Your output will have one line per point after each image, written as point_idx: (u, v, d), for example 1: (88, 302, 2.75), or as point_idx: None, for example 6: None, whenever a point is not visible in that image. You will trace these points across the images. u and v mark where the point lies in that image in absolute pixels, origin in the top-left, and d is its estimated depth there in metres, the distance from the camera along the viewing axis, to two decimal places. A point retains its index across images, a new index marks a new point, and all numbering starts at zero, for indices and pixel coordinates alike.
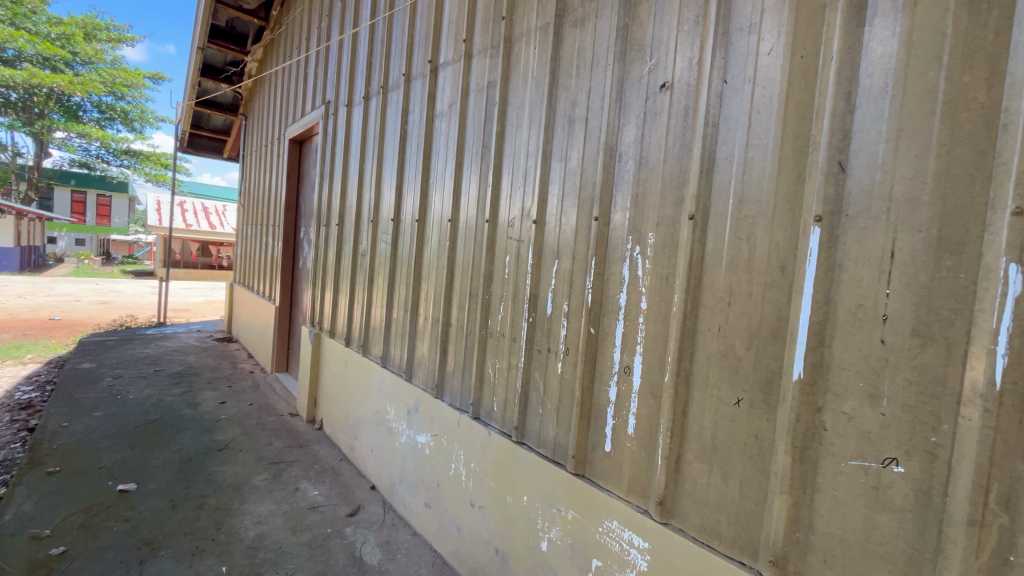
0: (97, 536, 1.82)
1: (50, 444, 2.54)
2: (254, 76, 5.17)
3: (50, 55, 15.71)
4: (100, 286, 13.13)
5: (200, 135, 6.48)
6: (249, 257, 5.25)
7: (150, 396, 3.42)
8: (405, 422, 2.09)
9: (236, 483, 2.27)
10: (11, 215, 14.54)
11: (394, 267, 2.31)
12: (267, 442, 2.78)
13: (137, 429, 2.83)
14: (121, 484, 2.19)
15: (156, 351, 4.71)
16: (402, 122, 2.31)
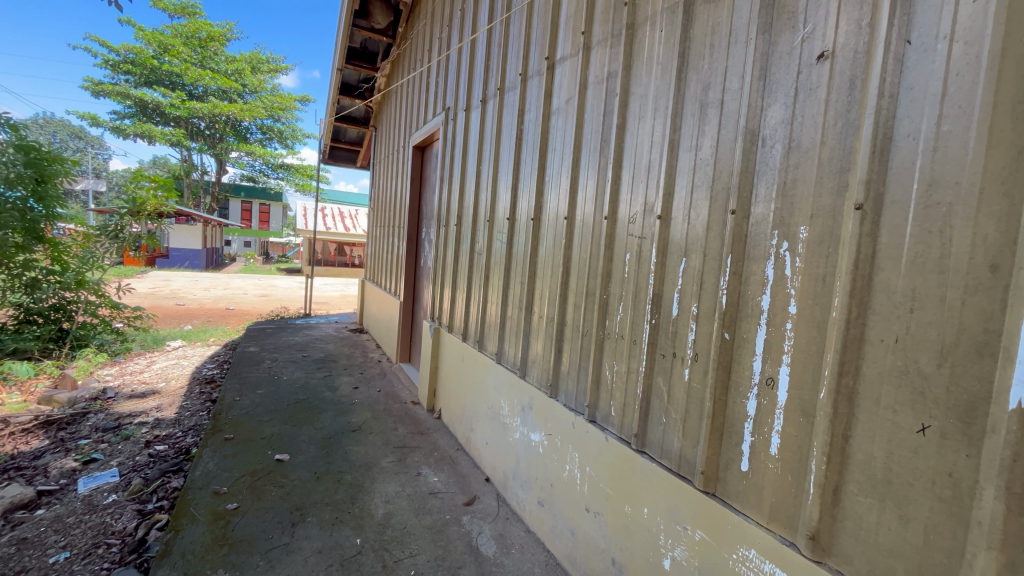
0: (260, 497, 2.12)
1: (226, 414, 3.02)
2: (382, 90, 5.65)
3: (227, 88, 18.86)
4: (261, 281, 15.50)
5: (339, 147, 7.26)
6: (378, 256, 5.75)
7: (299, 378, 3.92)
8: (520, 419, 2.11)
9: (367, 463, 2.49)
10: (200, 222, 17.78)
11: (509, 266, 2.34)
12: (392, 427, 3.01)
13: (289, 407, 3.25)
14: (278, 454, 2.54)
15: (303, 339, 5.39)
16: (518, 122, 2.33)
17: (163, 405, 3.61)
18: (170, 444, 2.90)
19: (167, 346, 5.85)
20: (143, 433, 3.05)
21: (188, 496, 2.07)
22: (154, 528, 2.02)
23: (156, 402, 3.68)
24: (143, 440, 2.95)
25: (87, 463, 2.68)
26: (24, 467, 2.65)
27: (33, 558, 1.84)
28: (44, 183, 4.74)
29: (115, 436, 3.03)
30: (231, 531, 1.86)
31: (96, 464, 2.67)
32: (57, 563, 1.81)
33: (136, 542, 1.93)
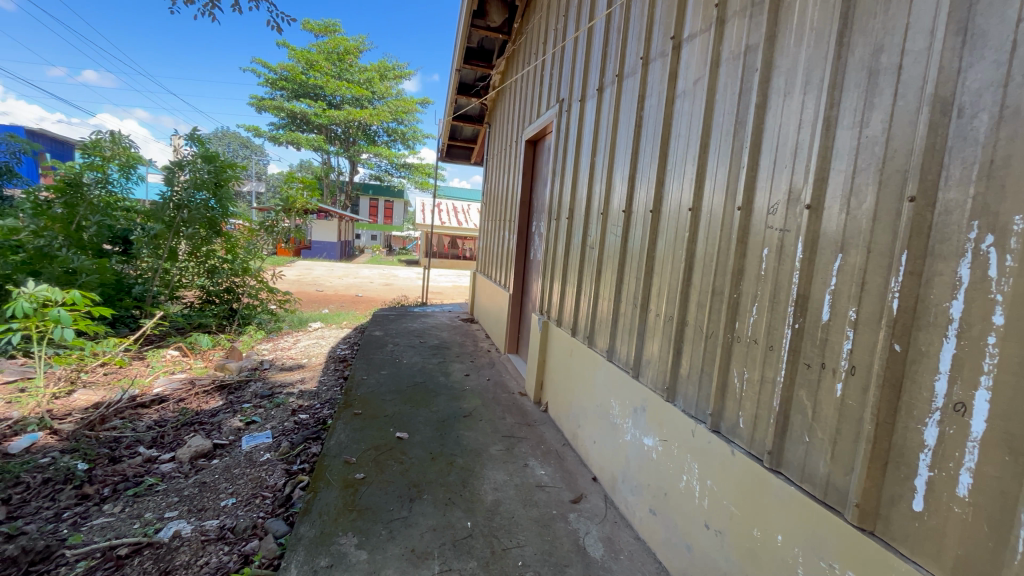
0: (383, 470, 2.30)
1: (356, 391, 3.35)
2: (497, 87, 5.79)
3: (360, 96, 20.85)
4: (384, 271, 16.99)
5: (455, 145, 7.62)
6: (489, 249, 5.93)
7: (417, 363, 4.20)
8: (632, 420, 2.02)
9: (477, 449, 2.58)
10: (335, 218, 19.99)
11: (623, 260, 2.25)
12: (501, 415, 3.09)
13: (408, 388, 3.50)
14: (399, 432, 2.74)
15: (421, 326, 5.78)
16: (638, 109, 2.21)
17: (306, 379, 4.12)
18: (311, 414, 3.30)
19: (309, 326, 6.67)
20: (290, 402, 3.51)
21: (324, 462, 2.33)
22: (298, 487, 2.30)
23: (301, 376, 4.21)
24: (290, 408, 3.39)
25: (249, 423, 3.15)
26: (205, 422, 3.20)
27: (210, 500, 2.21)
28: (222, 187, 5.63)
29: (270, 402, 3.53)
30: (359, 498, 2.05)
31: (255, 425, 3.12)
32: (226, 507, 2.15)
33: (284, 497, 2.21)
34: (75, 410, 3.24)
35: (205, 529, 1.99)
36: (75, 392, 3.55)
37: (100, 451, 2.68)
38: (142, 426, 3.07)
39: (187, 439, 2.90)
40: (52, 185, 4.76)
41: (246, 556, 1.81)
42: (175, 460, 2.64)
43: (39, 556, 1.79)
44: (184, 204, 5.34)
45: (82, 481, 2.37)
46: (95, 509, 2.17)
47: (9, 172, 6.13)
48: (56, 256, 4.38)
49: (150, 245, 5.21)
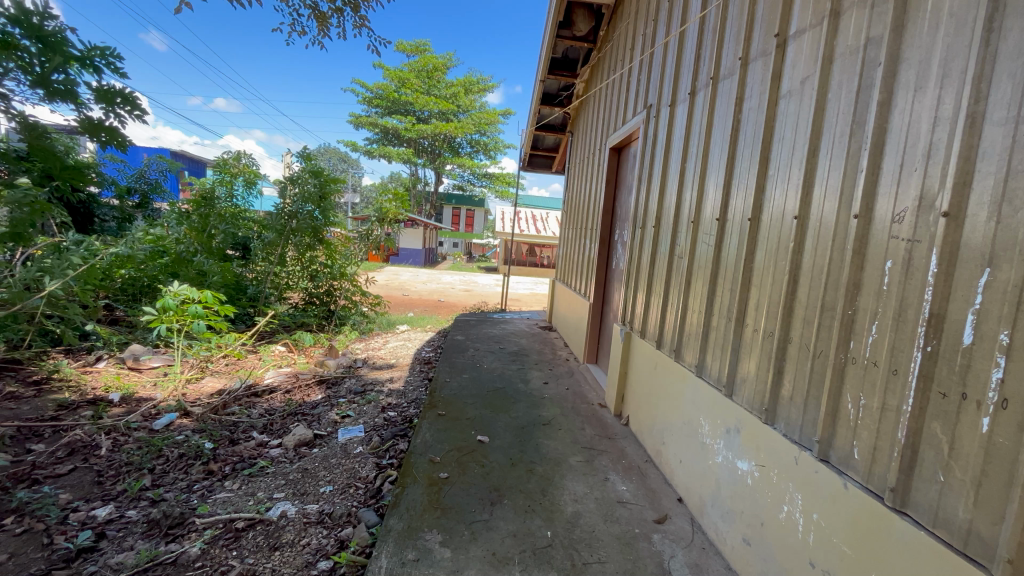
0: (465, 471, 2.37)
1: (440, 393, 3.49)
2: (580, 96, 5.79)
3: (446, 111, 21.88)
4: (464, 277, 17.61)
5: (537, 154, 7.72)
6: (569, 258, 5.90)
7: (497, 368, 4.28)
8: (724, 441, 1.90)
9: (557, 458, 2.57)
10: (421, 226, 21.08)
11: (717, 271, 2.13)
12: (581, 426, 3.05)
13: (489, 393, 3.57)
14: (480, 435, 2.80)
15: (500, 332, 5.88)
16: (735, 112, 2.10)
17: (394, 379, 4.36)
18: (399, 412, 3.48)
19: (396, 329, 7.06)
20: (380, 399, 3.73)
21: (411, 459, 2.45)
22: (387, 481, 2.43)
23: (389, 375, 4.47)
24: (380, 405, 3.61)
25: (343, 417, 3.40)
26: (307, 413, 3.50)
27: (311, 486, 2.41)
28: (325, 199, 6.18)
29: (362, 398, 3.79)
30: (443, 497, 2.13)
31: (349, 419, 3.37)
32: (325, 493, 2.33)
33: (375, 489, 2.35)
34: (203, 395, 3.71)
35: (307, 512, 2.17)
36: (203, 379, 4.06)
37: (222, 433, 3.04)
38: (255, 413, 3.44)
39: (292, 428, 3.19)
40: (191, 199, 5.57)
41: (341, 541, 1.95)
42: (283, 446, 2.91)
43: (175, 521, 2.07)
44: (293, 214, 5.94)
45: (208, 459, 2.70)
46: (218, 484, 2.45)
47: (157, 188, 7.15)
48: (193, 261, 5.08)
49: (265, 251, 5.84)
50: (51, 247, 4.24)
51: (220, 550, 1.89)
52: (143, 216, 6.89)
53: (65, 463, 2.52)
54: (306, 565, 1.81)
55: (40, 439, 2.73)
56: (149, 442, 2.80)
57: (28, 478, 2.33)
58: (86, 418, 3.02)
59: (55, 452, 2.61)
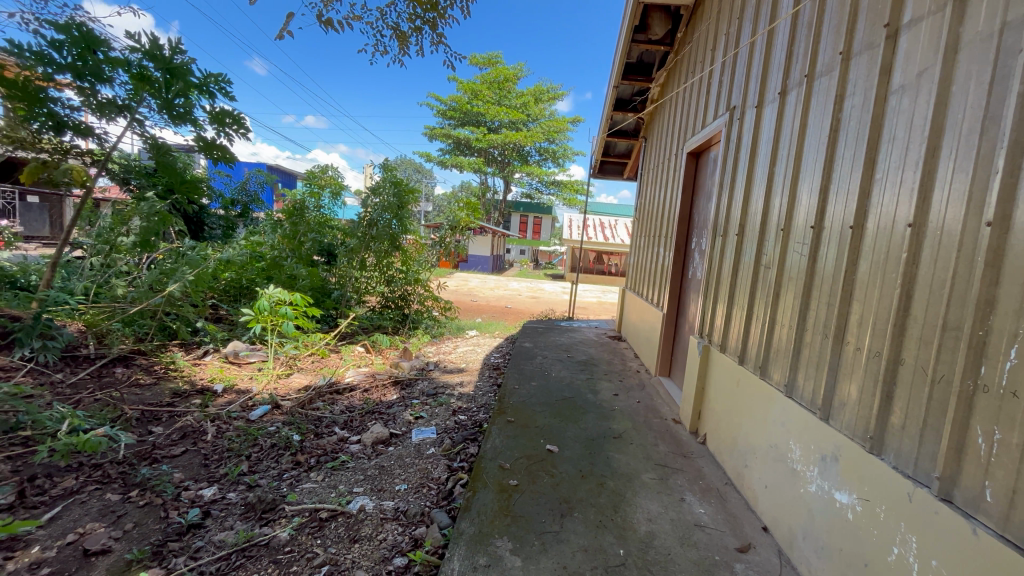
0: (535, 480, 2.36)
1: (508, 399, 3.51)
2: (656, 100, 5.64)
3: (516, 120, 22.26)
4: (530, 284, 17.73)
5: (608, 161, 7.60)
6: (640, 266, 5.73)
7: (566, 377, 4.24)
8: (818, 469, 1.74)
9: (628, 474, 2.49)
10: (490, 233, 21.56)
11: (811, 282, 1.96)
12: (654, 442, 2.93)
13: (557, 402, 3.54)
14: (549, 444, 2.78)
15: (568, 340, 5.83)
16: (834, 111, 1.93)
17: (464, 383, 4.45)
18: (469, 416, 3.55)
19: (466, 334, 7.21)
20: (451, 403, 3.83)
21: (481, 464, 2.48)
22: (458, 483, 2.48)
23: (460, 379, 4.58)
24: (451, 408, 3.70)
25: (417, 418, 3.52)
26: (383, 412, 3.67)
27: (387, 482, 2.52)
28: (403, 209, 6.50)
29: (435, 401, 3.91)
30: (513, 505, 2.13)
31: (422, 420, 3.48)
32: (400, 491, 2.42)
33: (446, 491, 2.41)
34: (292, 390, 4.01)
35: (384, 508, 2.26)
36: (292, 375, 4.40)
37: (308, 427, 3.26)
38: (337, 409, 3.66)
39: (370, 425, 3.35)
40: (285, 209, 6.08)
41: (416, 540, 2.01)
42: (362, 442, 3.07)
43: (268, 506, 2.24)
44: (373, 223, 6.30)
45: (297, 449, 2.90)
46: (304, 475, 2.63)
47: (255, 199, 7.90)
48: (285, 266, 5.54)
49: (348, 257, 6.25)
50: (172, 253, 4.82)
51: (306, 538, 2.02)
52: (244, 226, 7.64)
53: (179, 445, 2.82)
54: (382, 560, 1.89)
55: (159, 422, 3.08)
56: (246, 431, 3.07)
57: (149, 457, 2.64)
58: (196, 406, 3.37)
59: (170, 435, 2.93)
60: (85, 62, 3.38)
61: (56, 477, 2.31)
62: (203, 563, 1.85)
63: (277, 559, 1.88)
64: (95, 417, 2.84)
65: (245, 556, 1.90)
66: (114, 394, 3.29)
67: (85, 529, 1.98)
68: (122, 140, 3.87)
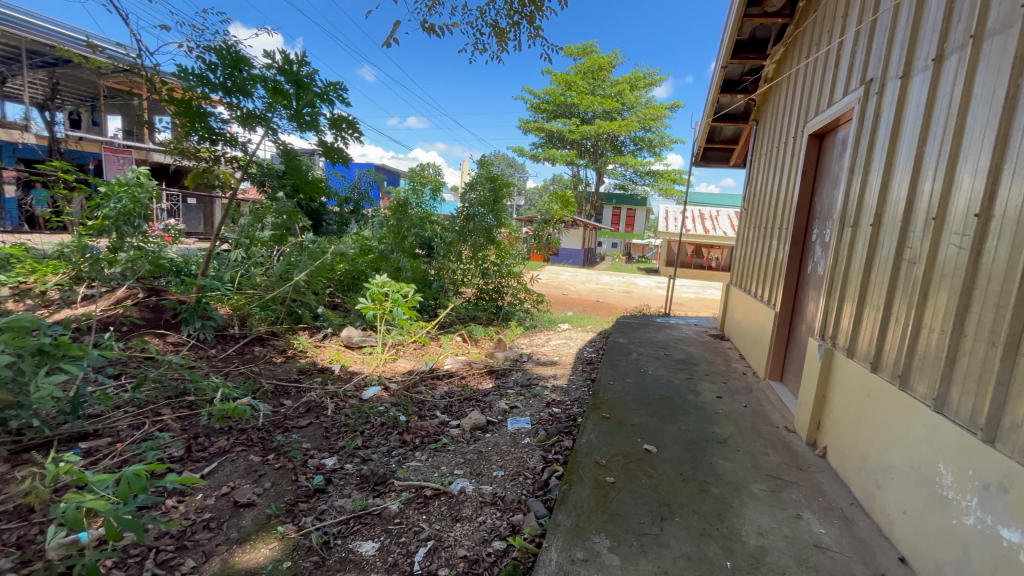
0: (632, 479, 2.30)
1: (603, 395, 3.45)
2: (771, 79, 5.14)
3: (610, 109, 21.70)
4: (622, 278, 17.24)
5: (713, 148, 7.09)
6: (748, 261, 5.30)
7: (663, 375, 4.06)
8: (978, 500, 1.49)
9: (735, 482, 2.33)
10: (581, 226, 21.33)
11: (972, 281, 1.67)
12: (764, 450, 2.71)
13: (654, 401, 3.41)
14: (647, 444, 2.69)
15: (665, 337, 5.58)
16: (1013, 77, 1.61)
17: (558, 376, 4.46)
18: (563, 409, 3.56)
19: (558, 327, 7.21)
20: (545, 395, 3.87)
21: (577, 458, 2.47)
22: (554, 475, 2.50)
23: (553, 372, 4.60)
24: (545, 400, 3.73)
25: (512, 407, 3.61)
26: (480, 400, 3.80)
27: (486, 468, 2.61)
28: (498, 203, 6.65)
29: (529, 392, 3.97)
30: (610, 502, 2.10)
31: (517, 410, 3.56)
32: (497, 477, 2.50)
33: (542, 481, 2.44)
34: (397, 374, 4.31)
35: (482, 492, 2.35)
36: (397, 360, 4.72)
37: (413, 409, 3.49)
38: (437, 394, 3.87)
39: (468, 411, 3.50)
40: (392, 206, 6.53)
41: (514, 526, 2.07)
42: (461, 427, 3.22)
43: (379, 479, 2.45)
44: (470, 218, 6.54)
45: (403, 429, 3.13)
46: (410, 453, 2.82)
47: (366, 197, 8.57)
48: (391, 259, 5.96)
49: (447, 250, 6.56)
50: (299, 247, 5.43)
51: (413, 512, 2.17)
52: (356, 221, 8.34)
53: (305, 417, 3.16)
54: (482, 542, 1.97)
55: (289, 396, 3.49)
56: (360, 409, 3.36)
57: (282, 426, 3.00)
58: (318, 383, 3.77)
59: (299, 408, 3.31)
60: (234, 79, 3.92)
61: (212, 437, 2.72)
62: (327, 525, 2.07)
63: (389, 529, 2.05)
64: (241, 388, 3.30)
65: (361, 523, 2.09)
66: (254, 369, 3.79)
67: (234, 484, 2.30)
68: (260, 147, 4.40)
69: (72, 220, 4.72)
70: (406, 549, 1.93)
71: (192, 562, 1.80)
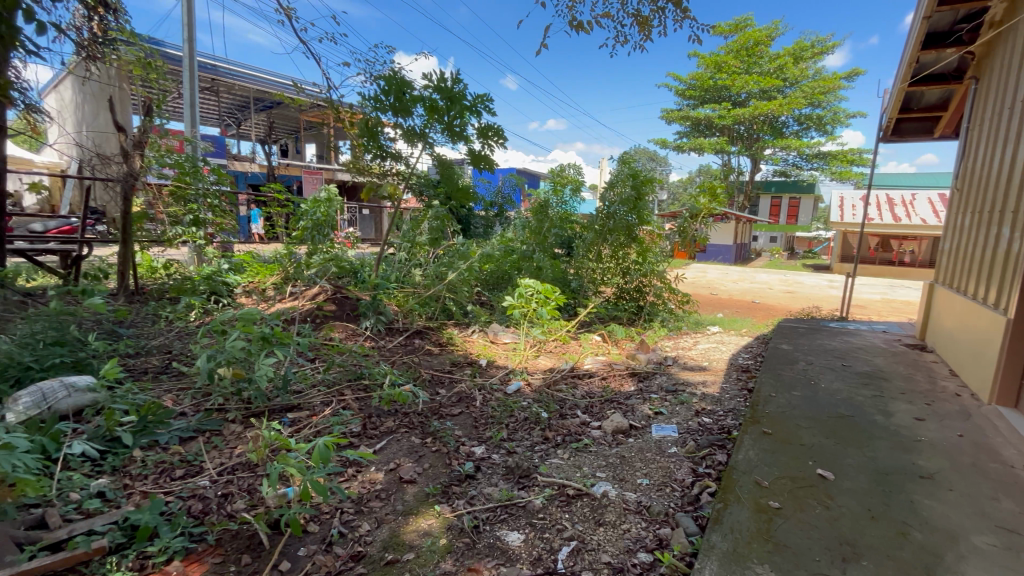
0: (802, 509, 2.00)
1: (763, 408, 3.07)
2: (999, 23, 4.03)
3: (769, 87, 19.36)
4: (785, 277, 15.22)
5: (910, 118, 5.85)
6: (962, 254, 4.24)
7: (841, 390, 3.46)
8: None
9: (948, 530, 1.87)
10: (733, 219, 19.43)
11: None
12: (991, 495, 2.13)
13: (830, 419, 2.93)
14: (821, 469, 2.32)
15: (842, 345, 4.77)
16: None
17: (708, 383, 4.12)
18: (715, 419, 3.27)
19: (707, 329, 6.67)
20: (694, 403, 3.60)
21: (733, 475, 2.25)
22: (706, 491, 2.31)
23: (703, 378, 4.26)
24: (694, 409, 3.47)
25: (656, 413, 3.43)
26: (621, 403, 3.70)
27: (629, 474, 2.53)
28: (640, 200, 6.38)
29: (675, 398, 3.73)
30: (775, 530, 1.86)
31: (662, 417, 3.37)
32: (642, 485, 2.40)
33: (692, 496, 2.27)
34: (539, 371, 4.42)
35: (627, 499, 2.28)
36: (539, 357, 4.83)
37: (555, 407, 3.54)
38: (578, 394, 3.86)
39: (610, 413, 3.43)
40: (534, 207, 6.72)
41: (661, 540, 1.97)
42: (602, 429, 3.17)
43: (524, 473, 2.53)
44: (610, 216, 6.38)
45: (546, 426, 3.19)
46: (553, 450, 2.87)
47: (509, 200, 9.00)
48: (533, 259, 6.14)
49: (587, 248, 6.52)
50: (450, 249, 5.91)
51: (557, 509, 2.20)
52: (500, 224, 8.79)
53: (457, 406, 3.43)
54: (627, 551, 1.91)
55: (444, 386, 3.81)
56: (505, 403, 3.52)
57: (438, 412, 3.29)
58: (468, 375, 4.05)
59: (452, 397, 3.59)
60: (398, 102, 4.42)
61: (382, 417, 3.10)
62: (476, 510, 2.21)
63: (533, 523, 2.11)
64: (405, 376, 3.71)
65: (507, 513, 2.19)
66: (414, 360, 4.24)
67: (399, 461, 2.59)
68: (419, 160, 4.90)
69: (283, 231, 5.84)
70: (550, 545, 1.96)
71: (367, 526, 2.07)
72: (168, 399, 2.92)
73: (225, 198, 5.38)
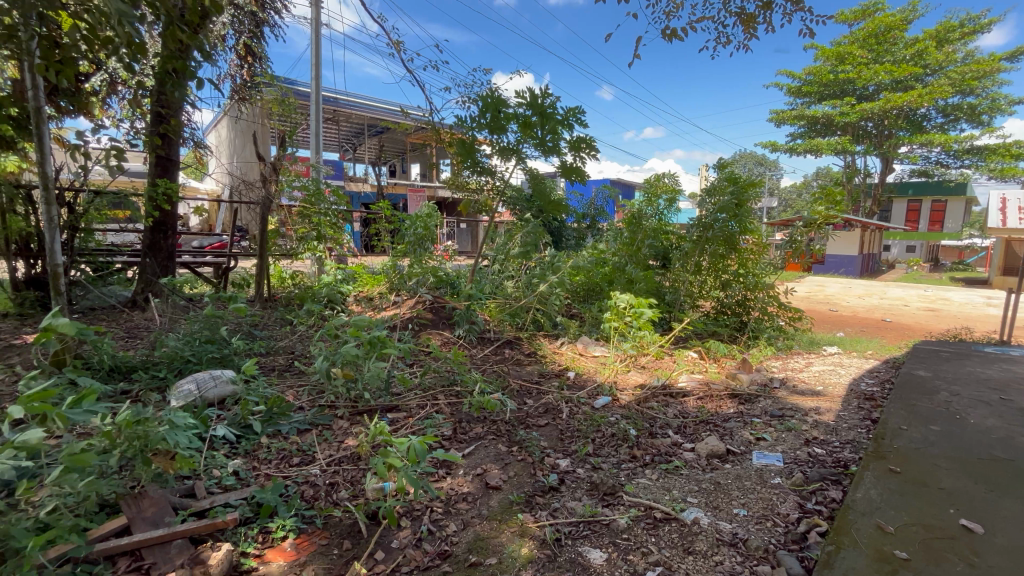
0: (938, 563, 1.72)
1: (891, 442, 2.68)
2: None
3: (903, 77, 17.06)
4: (927, 292, 13.12)
5: None
6: None
7: (997, 427, 2.90)
8: None
9: None
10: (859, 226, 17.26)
11: None
12: None
13: (982, 461, 2.47)
14: (966, 520, 1.97)
15: (1001, 374, 4.00)
16: None
17: (823, 410, 3.69)
18: (829, 450, 2.92)
19: (824, 350, 5.98)
20: (804, 431, 3.25)
21: (849, 516, 2.00)
22: (815, 530, 2.07)
23: (816, 404, 3.83)
24: (805, 437, 3.14)
25: (759, 439, 3.15)
26: (719, 425, 3.45)
27: (724, 502, 2.35)
28: (742, 207, 5.87)
29: (782, 424, 3.40)
30: None
31: (765, 444, 3.09)
32: (738, 515, 2.23)
33: (798, 534, 2.06)
34: (629, 386, 4.29)
35: (720, 528, 2.13)
36: (629, 372, 4.67)
37: (645, 425, 3.41)
38: (670, 413, 3.68)
39: (705, 436, 3.23)
40: (627, 218, 6.54)
41: None
42: (696, 452, 2.99)
43: (609, 490, 2.47)
44: (709, 225, 5.99)
45: (634, 444, 3.09)
46: (640, 469, 2.76)
47: (602, 212, 8.89)
48: (625, 271, 6.00)
49: (683, 260, 6.22)
50: (541, 260, 5.98)
51: (642, 531, 2.12)
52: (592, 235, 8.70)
53: (544, 417, 3.45)
54: None
55: (531, 396, 3.85)
56: (592, 417, 3.47)
57: (525, 422, 3.34)
58: (555, 387, 4.06)
59: (539, 408, 3.62)
60: (492, 119, 4.62)
61: (471, 423, 3.22)
62: (559, 523, 2.20)
63: (617, 542, 2.06)
64: (494, 385, 3.81)
65: (590, 529, 2.15)
66: (504, 369, 4.35)
67: (486, 467, 2.67)
68: (512, 175, 5.06)
69: (389, 245, 6.34)
70: (633, 568, 1.90)
71: (454, 527, 2.16)
72: (290, 394, 3.31)
73: (341, 216, 6.00)
